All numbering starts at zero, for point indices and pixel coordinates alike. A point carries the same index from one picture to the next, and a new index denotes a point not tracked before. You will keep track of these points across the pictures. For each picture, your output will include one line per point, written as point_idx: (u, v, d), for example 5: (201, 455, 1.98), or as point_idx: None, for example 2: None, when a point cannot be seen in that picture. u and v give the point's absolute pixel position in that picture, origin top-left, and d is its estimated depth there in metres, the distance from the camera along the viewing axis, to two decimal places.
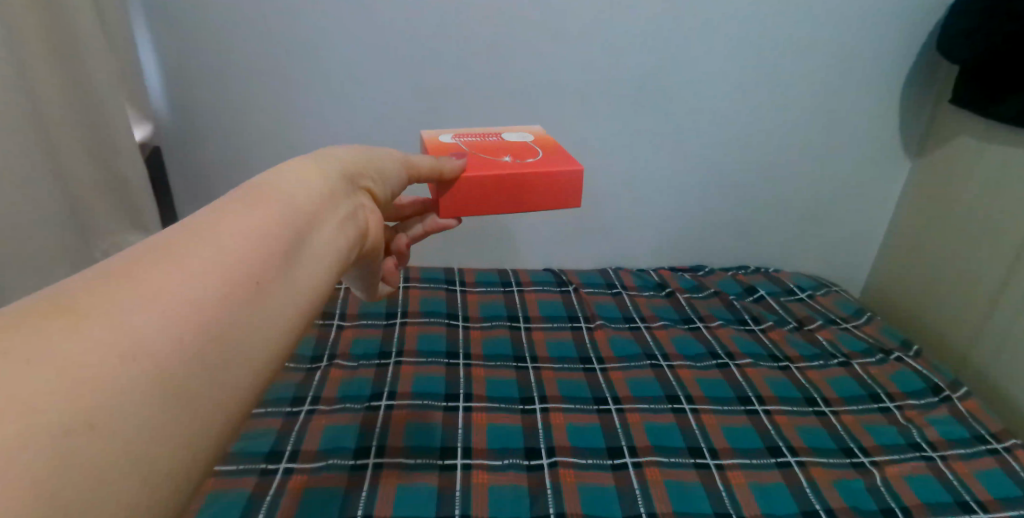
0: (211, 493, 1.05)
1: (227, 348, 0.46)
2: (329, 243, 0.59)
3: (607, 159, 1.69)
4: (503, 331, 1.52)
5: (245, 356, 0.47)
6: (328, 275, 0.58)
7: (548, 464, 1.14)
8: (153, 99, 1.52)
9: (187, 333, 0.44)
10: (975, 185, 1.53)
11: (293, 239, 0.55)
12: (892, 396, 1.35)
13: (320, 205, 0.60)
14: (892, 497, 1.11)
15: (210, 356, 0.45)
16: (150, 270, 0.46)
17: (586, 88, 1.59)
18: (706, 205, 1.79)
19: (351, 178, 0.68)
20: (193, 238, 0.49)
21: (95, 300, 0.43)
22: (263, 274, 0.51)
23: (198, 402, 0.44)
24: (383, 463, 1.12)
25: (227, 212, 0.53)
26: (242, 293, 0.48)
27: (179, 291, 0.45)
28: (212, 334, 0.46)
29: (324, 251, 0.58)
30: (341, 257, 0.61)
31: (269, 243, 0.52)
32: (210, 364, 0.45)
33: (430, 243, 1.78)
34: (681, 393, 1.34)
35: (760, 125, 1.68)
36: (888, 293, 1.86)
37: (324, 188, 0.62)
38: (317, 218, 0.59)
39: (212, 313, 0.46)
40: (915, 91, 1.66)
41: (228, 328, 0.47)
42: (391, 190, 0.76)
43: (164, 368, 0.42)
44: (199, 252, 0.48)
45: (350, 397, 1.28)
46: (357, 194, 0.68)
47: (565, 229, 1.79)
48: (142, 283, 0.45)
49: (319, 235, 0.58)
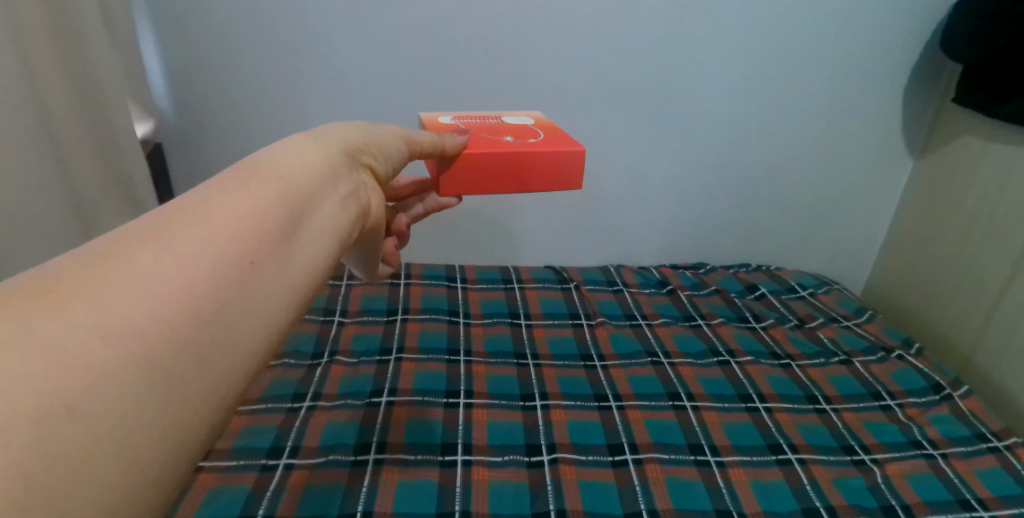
0: (212, 489, 1.05)
1: (218, 328, 0.46)
2: (327, 220, 0.59)
3: (609, 157, 1.69)
4: (504, 328, 1.52)
5: (238, 337, 0.47)
6: (325, 255, 0.58)
7: (549, 461, 1.14)
8: (157, 98, 1.52)
9: (176, 313, 0.44)
10: (978, 185, 1.52)
11: (293, 215, 0.55)
12: (893, 395, 1.35)
13: (317, 183, 0.60)
14: (893, 495, 1.10)
15: (201, 336, 0.45)
16: (142, 251, 0.46)
17: (589, 87, 1.59)
18: (708, 203, 1.79)
19: (348, 155, 0.68)
20: (186, 218, 0.49)
21: (83, 286, 0.43)
22: (258, 252, 0.51)
23: (189, 383, 0.44)
24: (383, 459, 1.12)
25: (221, 191, 0.53)
26: (235, 273, 0.49)
27: (171, 272, 0.45)
28: (204, 315, 0.46)
29: (324, 227, 0.59)
30: (340, 234, 0.61)
31: (264, 222, 0.52)
32: (200, 345, 0.45)
33: (432, 240, 1.78)
34: (682, 390, 1.34)
35: (762, 123, 1.68)
36: (889, 292, 1.85)
37: (325, 165, 0.62)
38: (314, 197, 0.59)
39: (204, 294, 0.46)
40: (919, 91, 1.66)
41: (220, 309, 0.47)
42: (391, 168, 0.77)
43: (155, 353, 0.42)
44: (192, 232, 0.48)
45: (351, 393, 1.28)
46: (356, 172, 0.68)
47: (567, 227, 1.80)
48: (132, 264, 0.45)
49: (317, 212, 0.58)
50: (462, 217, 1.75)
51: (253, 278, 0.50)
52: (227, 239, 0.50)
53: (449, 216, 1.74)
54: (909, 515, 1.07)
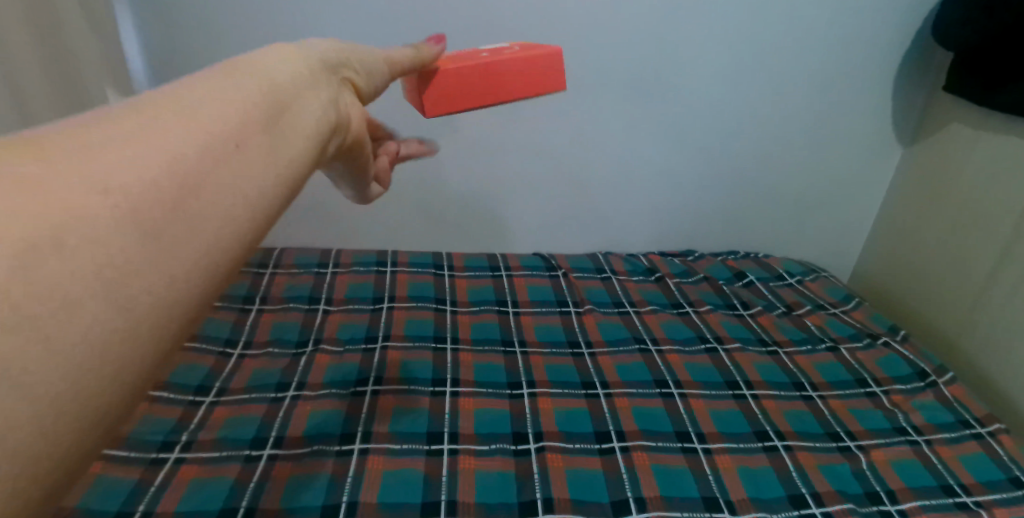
0: (194, 481, 1.04)
1: (185, 222, 0.36)
2: (314, 120, 0.48)
3: (597, 144, 1.67)
4: (491, 315, 1.51)
5: (209, 235, 0.37)
6: (312, 157, 0.47)
7: (536, 449, 1.14)
8: (137, 81, 1.48)
9: (141, 194, 0.35)
10: (968, 174, 1.52)
11: (262, 110, 0.43)
12: (879, 381, 1.36)
13: (301, 81, 0.49)
14: (878, 482, 1.11)
15: (169, 227, 0.35)
16: (101, 130, 0.36)
17: (577, 73, 1.57)
18: (696, 190, 1.78)
19: (332, 65, 0.56)
20: (152, 102, 0.40)
21: (20, 167, 0.33)
22: (239, 141, 0.41)
23: (150, 289, 0.34)
24: (369, 448, 1.11)
25: (197, 80, 0.43)
26: (208, 157, 0.39)
27: (124, 153, 0.36)
28: (171, 202, 0.36)
29: (304, 126, 0.47)
30: (326, 140, 0.50)
31: (241, 108, 0.42)
32: (170, 239, 0.35)
33: (418, 227, 1.77)
34: (669, 378, 1.33)
35: (752, 110, 1.67)
36: (877, 279, 1.86)
37: (307, 68, 0.51)
38: (299, 94, 0.48)
39: (175, 177, 0.37)
40: (910, 79, 1.66)
41: (190, 197, 0.37)
42: (377, 86, 0.64)
43: (117, 240, 0.33)
44: (161, 114, 0.39)
45: (336, 381, 1.27)
46: (339, 83, 0.56)
47: (555, 214, 1.78)
48: (91, 139, 0.36)
49: (302, 109, 0.47)
50: (450, 204, 1.73)
51: (207, 175, 0.38)
52: (168, 132, 0.38)
53: (436, 202, 1.73)
54: (894, 500, 1.07)
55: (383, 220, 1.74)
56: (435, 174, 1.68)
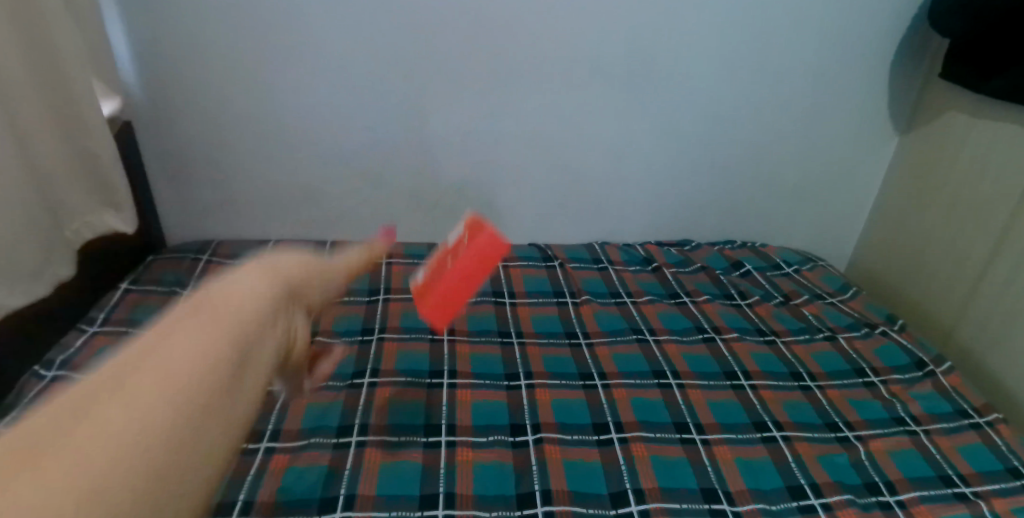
0: None
1: (179, 449, 0.49)
2: (267, 356, 0.63)
3: (592, 133, 1.66)
4: (487, 307, 1.50)
5: (195, 462, 0.50)
6: (265, 379, 0.62)
7: (534, 441, 1.13)
8: (124, 73, 1.47)
9: (146, 442, 0.47)
10: (963, 162, 1.52)
11: (230, 363, 0.57)
12: (876, 371, 1.36)
13: (258, 314, 0.63)
14: (876, 472, 1.11)
15: (165, 462, 0.48)
16: (99, 408, 0.48)
17: (571, 61, 1.56)
18: (693, 180, 1.77)
19: (290, 295, 0.71)
20: (134, 370, 0.52)
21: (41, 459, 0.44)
22: (209, 385, 0.54)
23: (161, 499, 0.46)
24: (367, 442, 1.11)
25: (169, 337, 0.57)
26: (189, 407, 0.51)
27: (122, 422, 0.48)
28: (166, 439, 0.49)
29: (259, 369, 0.61)
30: (274, 362, 0.64)
31: (212, 355, 0.56)
32: (168, 474, 0.48)
33: (413, 218, 1.75)
34: (667, 369, 1.33)
35: (749, 100, 1.66)
36: (873, 268, 1.86)
37: (265, 296, 0.66)
38: (257, 327, 0.62)
39: (165, 419, 0.49)
40: (905, 66, 1.65)
41: (180, 434, 0.50)
42: (331, 292, 0.79)
43: (134, 481, 0.45)
44: (146, 377, 0.52)
45: (332, 374, 1.26)
46: (291, 316, 0.71)
47: (551, 205, 1.77)
48: (91, 419, 0.47)
49: (259, 348, 0.62)
50: (444, 194, 1.72)
51: (198, 401, 0.52)
52: (149, 382, 0.51)
53: (430, 192, 1.71)
54: (892, 491, 1.08)
55: (377, 211, 1.73)
56: (429, 164, 1.67)
